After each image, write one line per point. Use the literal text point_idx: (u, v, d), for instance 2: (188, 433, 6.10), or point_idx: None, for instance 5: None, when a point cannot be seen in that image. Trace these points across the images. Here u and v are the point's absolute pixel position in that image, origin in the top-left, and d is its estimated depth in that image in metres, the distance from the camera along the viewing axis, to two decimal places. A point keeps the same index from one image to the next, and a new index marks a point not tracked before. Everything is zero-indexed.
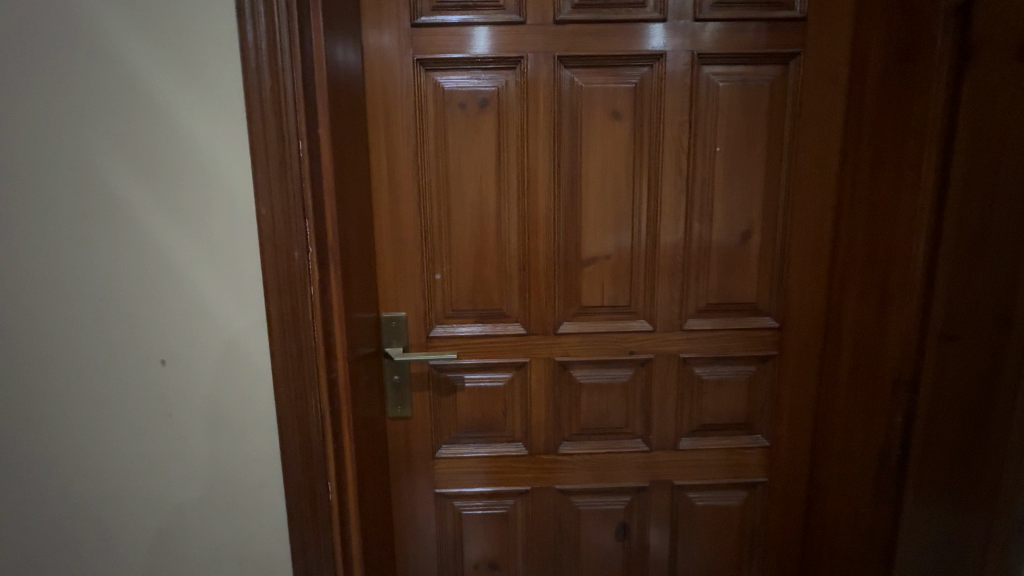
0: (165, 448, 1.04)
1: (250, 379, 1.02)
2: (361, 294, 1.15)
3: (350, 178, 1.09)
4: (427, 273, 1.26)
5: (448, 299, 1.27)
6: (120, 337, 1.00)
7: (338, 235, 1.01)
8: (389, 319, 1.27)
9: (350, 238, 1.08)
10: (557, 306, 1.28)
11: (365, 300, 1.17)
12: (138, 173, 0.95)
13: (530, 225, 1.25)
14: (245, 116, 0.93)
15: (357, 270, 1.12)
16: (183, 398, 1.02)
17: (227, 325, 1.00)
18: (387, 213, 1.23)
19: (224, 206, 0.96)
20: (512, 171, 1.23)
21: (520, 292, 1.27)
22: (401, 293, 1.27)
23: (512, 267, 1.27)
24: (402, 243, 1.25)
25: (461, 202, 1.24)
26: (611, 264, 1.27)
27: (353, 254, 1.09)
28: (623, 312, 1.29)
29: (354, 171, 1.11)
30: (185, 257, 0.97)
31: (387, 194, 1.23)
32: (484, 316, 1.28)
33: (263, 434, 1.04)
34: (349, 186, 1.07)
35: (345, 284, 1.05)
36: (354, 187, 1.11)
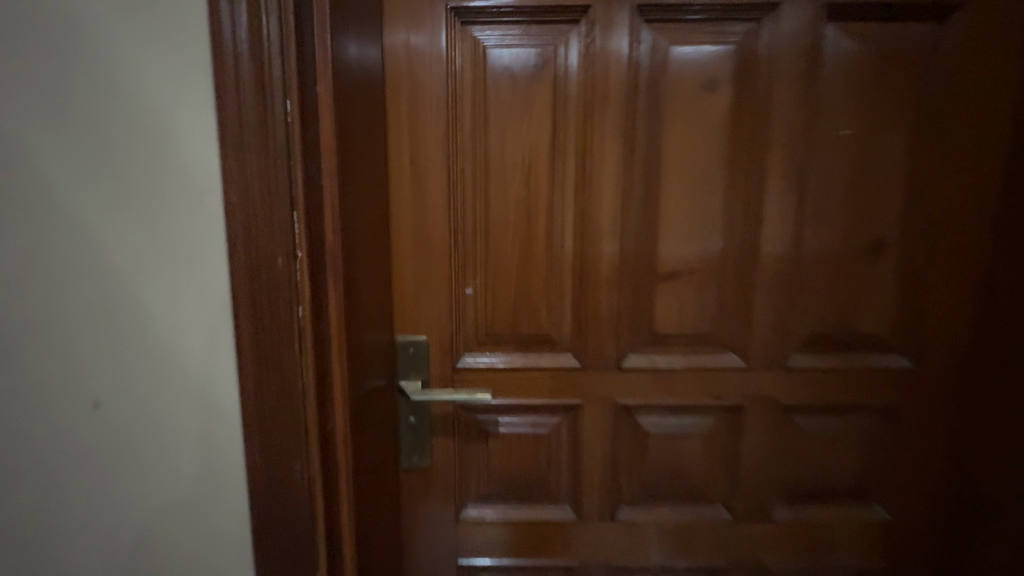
0: (86, 523, 0.74)
1: (208, 431, 0.72)
2: (371, 315, 0.87)
3: (359, 162, 0.81)
4: (457, 286, 0.99)
5: (481, 321, 1.00)
6: (123, 291, 0.69)
7: (344, 238, 0.74)
8: (406, 344, 0.99)
9: (357, 242, 0.81)
10: (620, 333, 1.00)
11: (375, 322, 0.89)
12: (108, 91, 0.66)
13: (592, 227, 0.97)
14: (210, 59, 0.65)
15: (365, 283, 0.85)
16: (113, 455, 0.73)
17: (178, 354, 0.71)
18: (409, 210, 0.96)
19: (179, 186, 0.67)
20: (571, 158, 0.95)
21: (574, 314, 0.99)
22: (423, 311, 0.99)
23: (566, 282, 0.98)
24: (427, 248, 0.97)
25: (505, 197, 0.96)
26: (694, 281, 0.98)
27: (360, 262, 0.82)
28: (707, 343, 1.00)
29: (365, 153, 0.84)
30: (120, 255, 0.69)
31: (410, 183, 0.96)
32: (526, 344, 1.00)
33: (224, 508, 0.74)
34: (358, 173, 0.81)
35: (350, 304, 0.77)
36: (365, 174, 0.84)
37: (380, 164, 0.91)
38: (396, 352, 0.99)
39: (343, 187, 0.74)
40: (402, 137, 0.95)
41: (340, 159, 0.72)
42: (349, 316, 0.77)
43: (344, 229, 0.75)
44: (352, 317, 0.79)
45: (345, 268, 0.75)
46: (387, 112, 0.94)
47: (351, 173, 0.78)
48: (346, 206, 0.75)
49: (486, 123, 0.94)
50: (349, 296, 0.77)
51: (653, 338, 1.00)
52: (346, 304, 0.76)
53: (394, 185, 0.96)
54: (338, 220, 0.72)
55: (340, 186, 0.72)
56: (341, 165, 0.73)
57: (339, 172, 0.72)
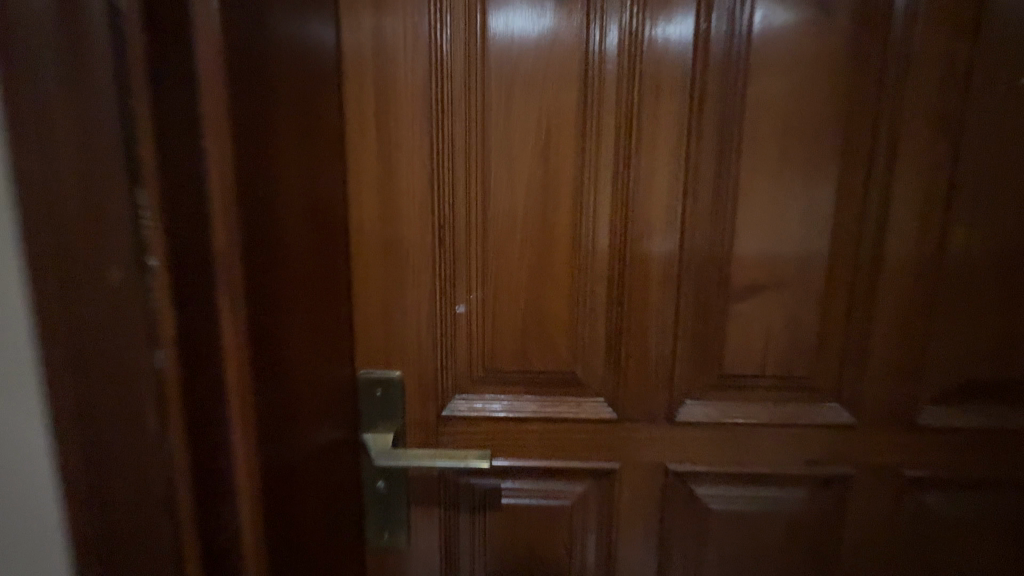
0: None
1: None
2: (312, 348, 0.60)
3: (290, 119, 0.53)
4: (444, 303, 0.70)
5: (479, 352, 0.72)
6: None
7: (256, 234, 0.46)
8: (372, 384, 0.72)
9: (285, 243, 0.53)
10: (674, 372, 0.70)
11: (320, 358, 0.62)
12: None
13: (638, 223, 0.67)
14: None
15: (301, 304, 0.57)
16: None
17: None
18: (377, 197, 0.68)
19: None
20: (608, 122, 0.65)
21: (607, 346, 0.70)
22: (397, 338, 0.71)
23: (598, 301, 0.69)
24: (401, 251, 0.69)
25: (513, 180, 0.67)
26: (783, 302, 0.68)
27: (291, 273, 0.54)
28: (798, 389, 0.70)
29: (302, 110, 0.56)
30: None
31: (377, 159, 0.67)
32: (541, 384, 0.72)
33: None
34: (285, 137, 0.52)
35: (270, 341, 0.50)
36: (300, 140, 0.56)
37: (329, 131, 0.63)
38: (357, 394, 0.72)
39: (252, 156, 0.45)
40: (365, 91, 0.66)
41: (244, 107, 0.44)
42: (267, 357, 0.49)
43: (257, 222, 0.47)
44: (275, 359, 0.50)
45: (258, 284, 0.47)
46: (343, 55, 0.65)
47: (273, 135, 0.50)
48: (260, 185, 0.47)
49: (488, 72, 0.65)
50: (268, 327, 0.49)
51: (721, 382, 0.70)
52: (260, 339, 0.48)
53: (354, 161, 0.67)
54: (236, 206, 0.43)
55: (244, 152, 0.44)
56: (246, 118, 0.44)
57: (241, 130, 0.43)
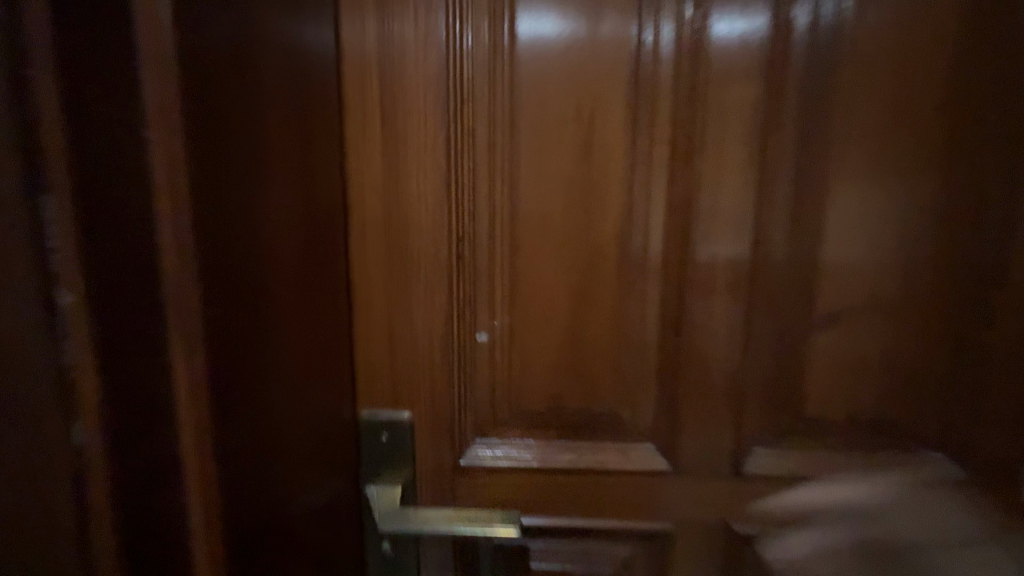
0: None
1: None
2: (299, 391, 0.48)
3: (257, 101, 0.41)
4: (462, 329, 0.58)
5: (503, 389, 0.60)
6: None
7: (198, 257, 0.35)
8: (375, 427, 0.60)
9: (255, 261, 0.41)
10: (743, 413, 0.58)
11: (308, 403, 0.50)
12: None
13: (699, 233, 0.55)
14: None
15: (283, 335, 0.45)
16: None
17: None
18: (380, 204, 0.56)
19: None
20: (660, 111, 0.54)
21: (658, 380, 0.58)
22: (405, 371, 0.59)
23: (650, 326, 0.58)
24: (409, 269, 0.57)
25: (546, 181, 0.56)
26: (874, 331, 0.56)
27: (265, 299, 0.42)
28: (892, 435, 0.57)
29: (278, 95, 0.44)
30: None
31: (382, 159, 0.56)
32: (577, 428, 0.60)
33: None
34: (251, 124, 0.40)
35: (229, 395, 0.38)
36: (276, 131, 0.44)
37: (318, 122, 0.51)
38: (358, 438, 0.60)
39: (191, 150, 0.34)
40: (368, 76, 0.55)
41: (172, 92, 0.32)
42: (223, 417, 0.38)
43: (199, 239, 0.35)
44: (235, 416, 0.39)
45: (208, 324, 0.36)
46: (340, 35, 0.54)
47: (233, 122, 0.38)
48: (207, 193, 0.36)
49: (515, 52, 0.54)
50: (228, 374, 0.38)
51: (800, 425, 0.58)
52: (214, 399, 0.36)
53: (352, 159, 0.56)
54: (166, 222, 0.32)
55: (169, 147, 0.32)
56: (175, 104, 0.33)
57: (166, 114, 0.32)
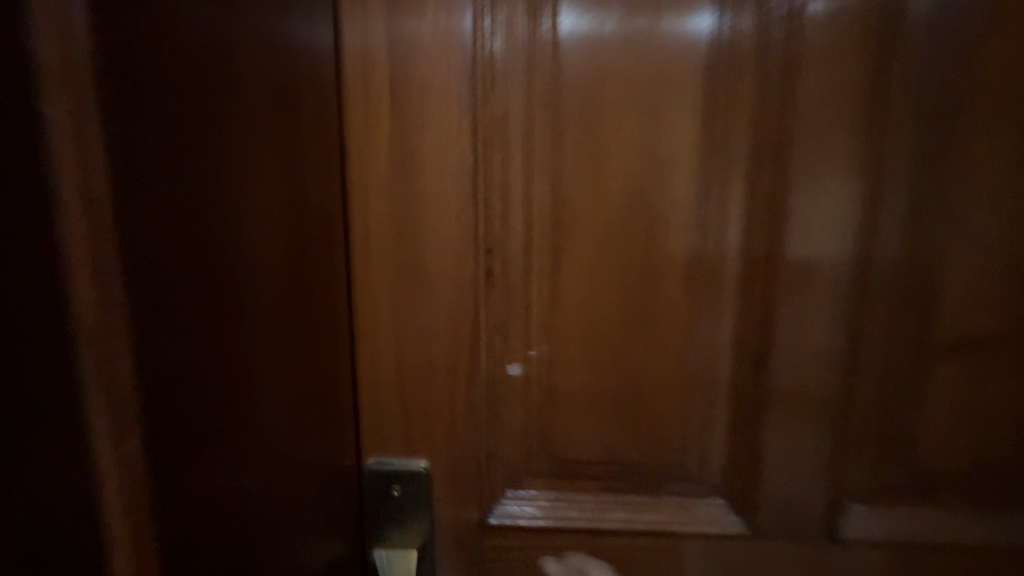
0: None
1: None
2: (292, 457, 0.38)
3: (227, 81, 0.30)
4: (492, 365, 0.48)
5: (541, 435, 0.49)
6: None
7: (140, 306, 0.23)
8: (385, 479, 0.49)
9: (229, 304, 0.30)
10: (834, 463, 0.48)
11: (299, 470, 0.40)
12: None
13: (787, 247, 0.45)
14: None
15: (272, 392, 0.35)
16: None
17: None
18: (390, 212, 0.46)
19: None
20: (743, 96, 0.43)
21: (732, 426, 0.48)
22: (421, 414, 0.49)
23: (723, 362, 0.47)
24: (426, 291, 0.46)
25: (596, 185, 0.45)
26: (996, 364, 0.46)
27: (236, 351, 0.31)
28: (1014, 486, 0.48)
29: (261, 83, 0.33)
30: None
31: (389, 157, 0.45)
32: (632, 481, 0.49)
33: None
34: (216, 113, 0.29)
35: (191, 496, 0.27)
36: (254, 123, 0.33)
37: (312, 112, 0.41)
38: (363, 489, 0.50)
39: (123, 149, 0.23)
40: (375, 55, 0.44)
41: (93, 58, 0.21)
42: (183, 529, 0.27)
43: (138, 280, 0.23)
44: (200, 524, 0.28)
45: (154, 401, 0.24)
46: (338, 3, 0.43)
47: (188, 109, 0.27)
48: (149, 211, 0.24)
49: (560, 23, 0.43)
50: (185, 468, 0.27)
51: (902, 476, 0.48)
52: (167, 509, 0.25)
53: (356, 157, 0.45)
54: (78, 259, 0.21)
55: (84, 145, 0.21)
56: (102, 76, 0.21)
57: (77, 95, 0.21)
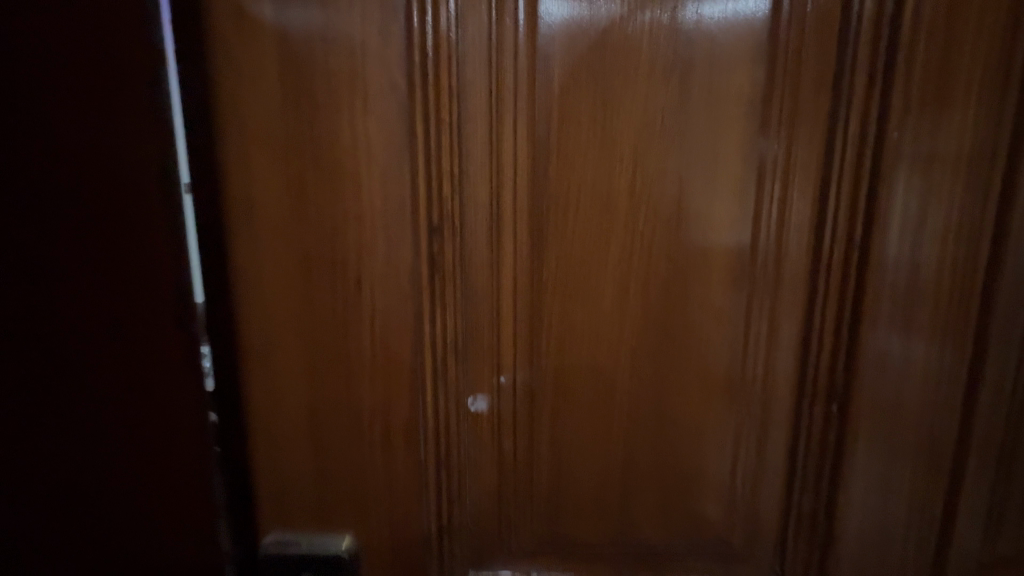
0: None
1: None
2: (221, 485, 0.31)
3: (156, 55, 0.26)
4: (447, 409, 0.32)
5: (523, 501, 0.34)
6: None
7: None
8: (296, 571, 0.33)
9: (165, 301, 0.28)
10: (934, 538, 0.34)
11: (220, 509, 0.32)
12: None
13: (886, 232, 0.30)
14: None
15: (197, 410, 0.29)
16: None
17: None
18: (279, 181, 0.28)
19: None
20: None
21: (792, 486, 0.34)
22: (343, 486, 0.32)
23: (782, 397, 0.33)
24: (345, 304, 0.30)
25: (597, 138, 0.30)
26: None
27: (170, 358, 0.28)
28: None
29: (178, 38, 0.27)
30: None
31: (276, 91, 0.27)
32: (655, 559, 0.35)
33: None
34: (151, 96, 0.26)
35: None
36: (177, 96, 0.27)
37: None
38: None
39: None
40: None
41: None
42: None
43: None
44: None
45: None
46: None
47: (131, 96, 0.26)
48: None
49: None
50: None
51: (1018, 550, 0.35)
52: None
53: (211, 88, 0.27)
54: None
55: None
56: None
57: None
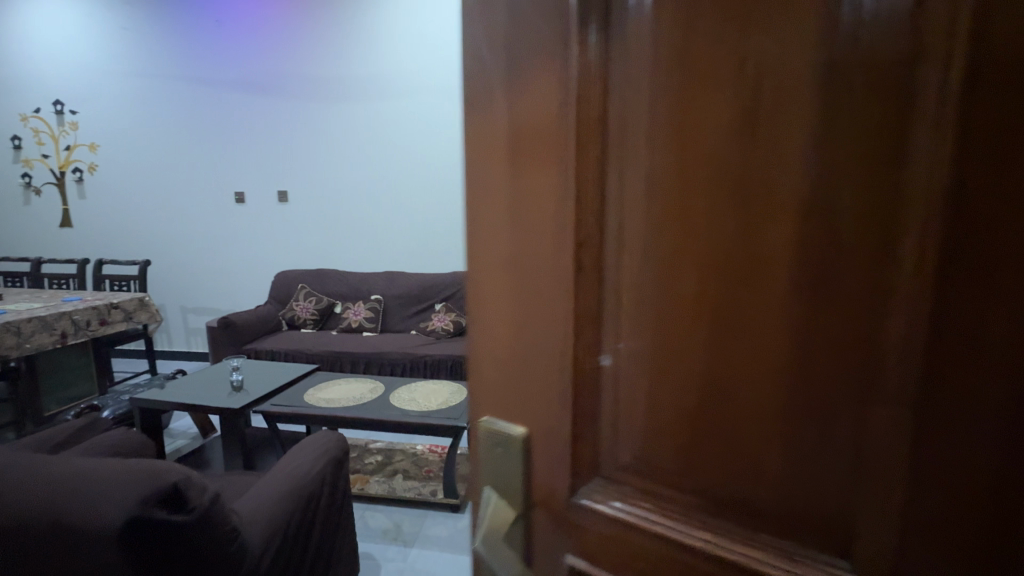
0: None
1: None
2: (477, 379, 0.59)
3: None
4: (584, 364, 0.51)
5: (632, 427, 0.51)
6: None
7: None
8: (492, 438, 0.56)
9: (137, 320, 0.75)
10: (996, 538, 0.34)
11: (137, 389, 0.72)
12: None
13: (949, 262, 0.34)
14: None
15: (475, 336, 0.58)
16: None
17: None
18: (505, 221, 0.53)
19: None
20: (882, 60, 0.35)
21: (835, 448, 0.40)
22: (523, 398, 0.55)
23: (844, 393, 0.39)
24: (530, 290, 0.52)
25: (683, 187, 0.45)
26: None
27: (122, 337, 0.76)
28: None
29: (475, 159, 0.55)
30: None
31: (508, 182, 0.52)
32: (717, 483, 0.47)
33: None
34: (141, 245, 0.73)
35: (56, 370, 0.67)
36: (472, 183, 0.56)
37: None
38: (483, 444, 0.58)
39: None
40: (500, 104, 0.51)
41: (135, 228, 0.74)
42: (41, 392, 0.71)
43: None
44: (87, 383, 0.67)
45: None
46: (474, 69, 0.53)
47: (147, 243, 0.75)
48: None
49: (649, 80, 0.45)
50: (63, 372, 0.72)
51: None
52: None
53: (482, 177, 0.54)
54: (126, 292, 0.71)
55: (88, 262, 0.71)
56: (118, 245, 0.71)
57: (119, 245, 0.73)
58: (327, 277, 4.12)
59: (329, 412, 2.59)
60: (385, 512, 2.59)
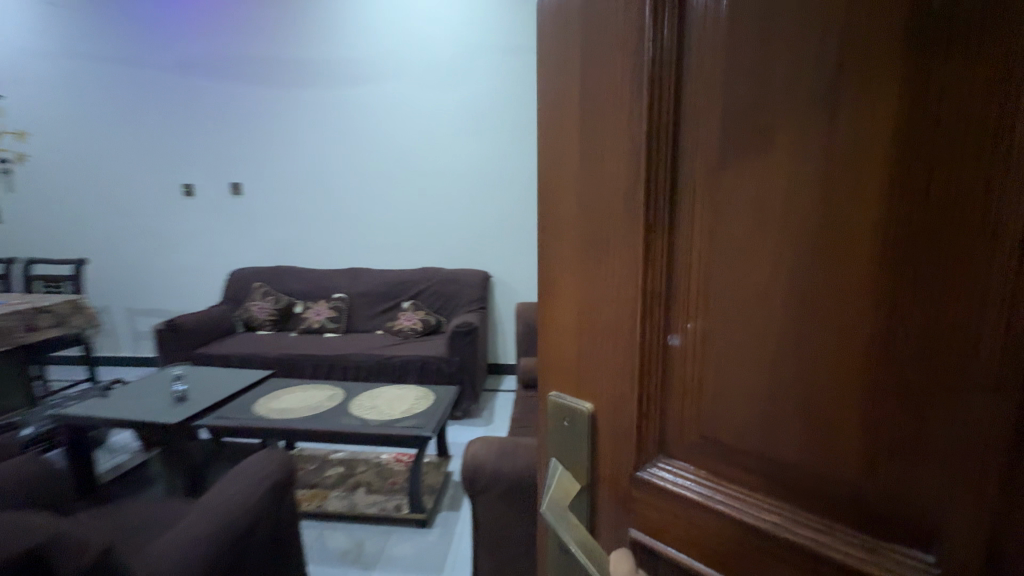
0: None
1: None
2: (548, 358, 0.62)
3: None
4: (652, 347, 0.51)
5: (698, 411, 0.50)
6: None
7: None
8: (560, 414, 0.59)
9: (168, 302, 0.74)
10: None
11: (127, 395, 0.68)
12: None
13: None
14: None
15: (548, 317, 0.61)
16: None
17: None
18: (578, 206, 0.54)
19: None
20: (994, 19, 0.33)
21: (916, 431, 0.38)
22: (591, 378, 0.56)
23: (932, 377, 0.38)
24: (602, 272, 0.53)
25: (758, 163, 0.43)
26: None
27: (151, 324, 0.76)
28: None
29: (551, 146, 0.57)
30: None
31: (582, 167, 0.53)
32: (785, 466, 0.46)
33: None
34: None
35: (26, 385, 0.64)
36: (548, 170, 0.58)
37: None
38: (553, 420, 0.61)
39: None
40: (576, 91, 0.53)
41: None
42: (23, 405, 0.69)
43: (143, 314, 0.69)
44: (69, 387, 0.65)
45: None
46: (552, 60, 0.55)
47: None
48: None
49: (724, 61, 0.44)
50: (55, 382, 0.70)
51: None
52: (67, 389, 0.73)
53: (560, 163, 0.56)
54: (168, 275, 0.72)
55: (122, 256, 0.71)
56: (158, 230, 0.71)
57: None
58: (286, 277, 3.93)
59: (286, 424, 2.46)
60: (343, 531, 2.46)
